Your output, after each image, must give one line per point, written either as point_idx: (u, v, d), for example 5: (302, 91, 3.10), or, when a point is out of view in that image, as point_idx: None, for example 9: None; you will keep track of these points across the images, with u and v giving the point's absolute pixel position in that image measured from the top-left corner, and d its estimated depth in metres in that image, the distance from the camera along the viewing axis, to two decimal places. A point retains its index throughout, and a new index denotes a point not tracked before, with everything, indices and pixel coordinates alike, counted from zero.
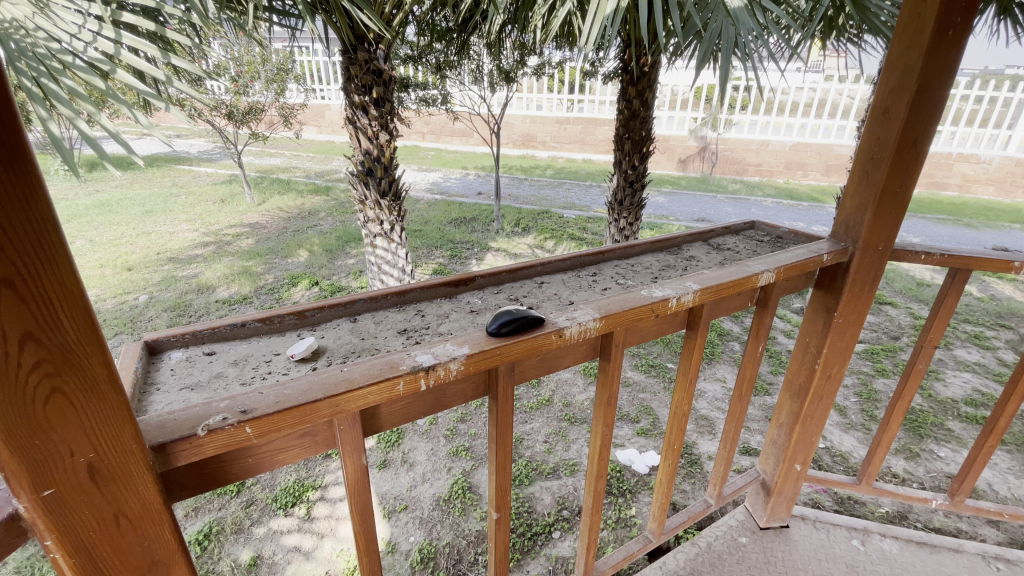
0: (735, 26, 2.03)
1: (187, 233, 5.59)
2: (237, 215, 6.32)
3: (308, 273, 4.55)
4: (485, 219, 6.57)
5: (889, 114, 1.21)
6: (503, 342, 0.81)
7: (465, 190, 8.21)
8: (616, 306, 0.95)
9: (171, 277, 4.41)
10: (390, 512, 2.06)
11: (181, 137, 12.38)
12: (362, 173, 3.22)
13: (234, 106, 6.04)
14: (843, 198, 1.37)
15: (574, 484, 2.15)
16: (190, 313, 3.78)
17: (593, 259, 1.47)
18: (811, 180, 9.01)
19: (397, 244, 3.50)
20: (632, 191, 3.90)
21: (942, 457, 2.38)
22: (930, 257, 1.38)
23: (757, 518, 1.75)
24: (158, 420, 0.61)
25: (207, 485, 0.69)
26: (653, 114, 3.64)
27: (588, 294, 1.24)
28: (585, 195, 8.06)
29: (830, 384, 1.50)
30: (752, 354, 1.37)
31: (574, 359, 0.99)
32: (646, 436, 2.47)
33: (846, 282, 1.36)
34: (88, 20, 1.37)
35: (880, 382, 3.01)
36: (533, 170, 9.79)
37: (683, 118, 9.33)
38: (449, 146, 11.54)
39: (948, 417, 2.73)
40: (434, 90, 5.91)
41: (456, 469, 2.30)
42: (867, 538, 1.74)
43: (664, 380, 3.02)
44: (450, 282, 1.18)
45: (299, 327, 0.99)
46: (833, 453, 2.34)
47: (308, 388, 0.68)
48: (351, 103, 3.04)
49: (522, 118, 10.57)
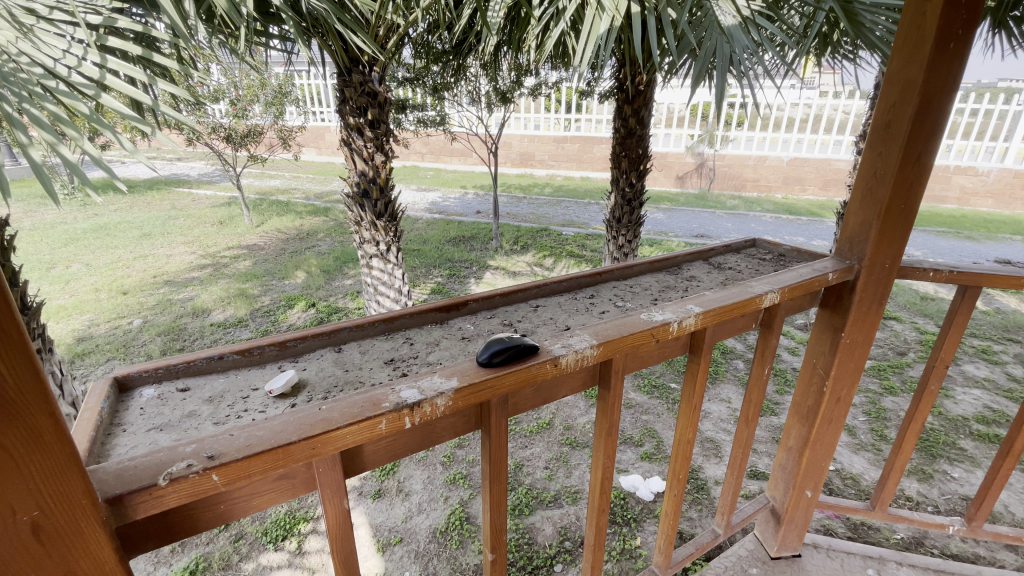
0: (729, 44, 2.03)
1: (184, 256, 5.58)
2: (235, 237, 6.31)
3: (305, 295, 4.52)
4: (484, 237, 6.56)
5: (892, 128, 1.18)
6: (494, 374, 0.77)
7: (463, 209, 8.23)
8: (614, 332, 0.91)
9: (166, 301, 4.38)
10: (384, 546, 1.98)
11: (181, 161, 12.50)
12: (358, 195, 3.21)
13: (233, 129, 6.09)
14: (846, 214, 1.33)
15: (575, 512, 2.07)
16: (184, 337, 3.73)
17: (590, 280, 1.43)
18: (809, 195, 9.03)
19: (393, 265, 3.47)
20: (630, 209, 3.88)
21: (956, 478, 2.30)
22: (939, 274, 1.34)
23: (767, 546, 1.67)
24: (116, 468, 0.56)
25: (172, 536, 0.64)
26: (649, 132, 3.65)
27: (585, 318, 1.20)
28: (583, 212, 8.07)
29: (839, 407, 1.45)
30: (758, 378, 1.31)
31: (571, 388, 0.94)
32: (650, 460, 2.40)
33: (853, 302, 1.31)
34: (73, 46, 1.36)
35: (888, 400, 2.94)
36: (531, 188, 9.84)
37: (680, 135, 9.40)
38: (447, 166, 11.62)
39: (959, 435, 2.65)
40: (431, 111, 5.96)
41: (454, 498, 2.23)
42: (883, 567, 1.66)
43: (667, 401, 2.95)
44: (441, 307, 1.15)
45: (280, 358, 0.96)
46: (844, 475, 2.26)
47: (282, 428, 0.64)
48: (346, 124, 3.04)
49: (519, 137, 10.67)
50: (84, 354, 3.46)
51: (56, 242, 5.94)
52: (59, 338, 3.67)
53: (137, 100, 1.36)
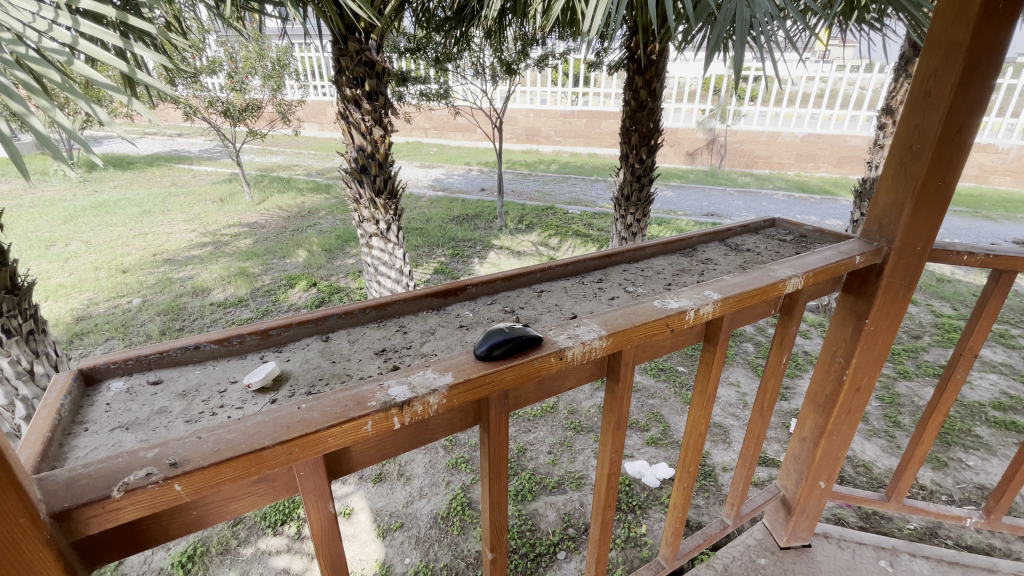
0: (750, 8, 1.88)
1: (184, 234, 5.52)
2: (237, 215, 6.24)
3: (306, 274, 4.46)
4: (488, 216, 6.46)
5: (931, 98, 1.08)
6: (494, 368, 0.69)
7: (467, 186, 8.11)
8: (625, 321, 0.83)
9: (166, 280, 4.34)
10: (385, 531, 1.96)
11: (182, 137, 12.37)
12: (356, 170, 3.11)
13: (232, 104, 5.94)
14: (876, 193, 1.24)
15: (580, 498, 2.03)
16: (184, 317, 3.70)
17: (599, 263, 1.35)
18: (822, 172, 8.82)
19: (394, 244, 3.40)
20: (640, 187, 3.76)
21: (972, 466, 2.24)
22: (974, 258, 1.24)
23: (776, 536, 1.62)
24: (67, 476, 0.49)
25: (136, 547, 0.58)
26: (660, 106, 3.49)
27: (593, 305, 1.13)
28: (589, 189, 7.93)
29: (859, 397, 1.38)
30: (775, 367, 1.24)
31: (577, 380, 0.87)
32: (657, 446, 2.35)
33: (880, 286, 1.22)
34: (44, 7, 1.19)
35: (903, 385, 2.87)
36: (537, 165, 9.66)
37: (691, 110, 9.12)
38: (452, 142, 11.43)
39: (975, 422, 2.59)
40: (434, 84, 5.80)
41: (455, 483, 2.20)
42: (896, 558, 1.61)
43: (674, 385, 2.90)
44: (438, 293, 1.09)
45: (263, 348, 0.93)
46: (857, 463, 2.21)
47: (256, 430, 0.57)
48: (343, 96, 2.93)
49: (525, 112, 10.42)
50: (83, 334, 3.43)
51: (55, 219, 5.89)
52: (58, 317, 3.65)
53: (115, 68, 1.22)
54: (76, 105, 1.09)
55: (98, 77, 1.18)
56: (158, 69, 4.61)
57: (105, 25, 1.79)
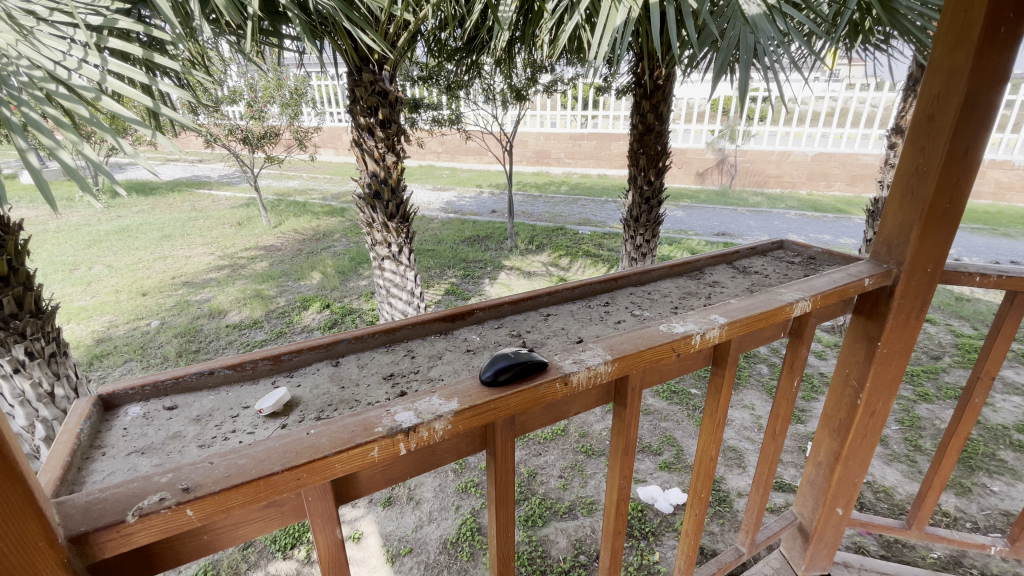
0: (754, 34, 1.90)
1: (203, 257, 5.66)
2: (253, 238, 6.38)
3: (319, 296, 4.52)
4: (499, 237, 6.52)
5: (936, 121, 1.08)
6: (498, 394, 0.70)
7: (479, 208, 8.20)
8: (630, 346, 0.84)
9: (184, 302, 4.44)
10: (394, 556, 1.94)
11: (203, 163, 12.84)
12: (369, 195, 3.17)
13: (250, 132, 6.15)
14: (883, 214, 1.23)
15: (591, 525, 2.00)
16: (201, 338, 3.77)
17: (605, 286, 1.36)
18: (835, 191, 8.78)
19: (406, 267, 3.44)
20: (649, 208, 3.78)
21: (997, 492, 2.16)
22: (986, 279, 1.22)
23: (794, 565, 1.57)
24: (85, 500, 0.51)
25: (148, 569, 0.59)
26: (668, 128, 3.52)
27: (599, 329, 1.14)
28: (600, 210, 7.97)
29: (875, 421, 1.35)
30: (787, 390, 1.24)
31: (583, 406, 0.87)
32: (670, 470, 2.32)
33: (891, 308, 1.21)
34: (75, 48, 1.26)
35: (923, 408, 2.79)
36: (547, 186, 9.76)
37: (700, 130, 9.21)
38: (463, 165, 11.62)
39: (999, 446, 2.51)
40: (446, 110, 5.94)
41: (465, 507, 2.19)
42: None
43: (687, 408, 2.86)
44: (445, 317, 1.11)
45: (275, 372, 0.95)
46: (876, 489, 2.15)
47: (266, 456, 0.58)
48: (357, 125, 3.01)
49: (535, 135, 10.59)
50: (103, 356, 3.52)
51: (80, 244, 6.09)
52: (80, 339, 3.74)
53: (141, 103, 1.28)
54: (102, 139, 1.14)
55: (124, 111, 1.23)
56: (180, 101, 4.82)
57: (131, 63, 1.92)
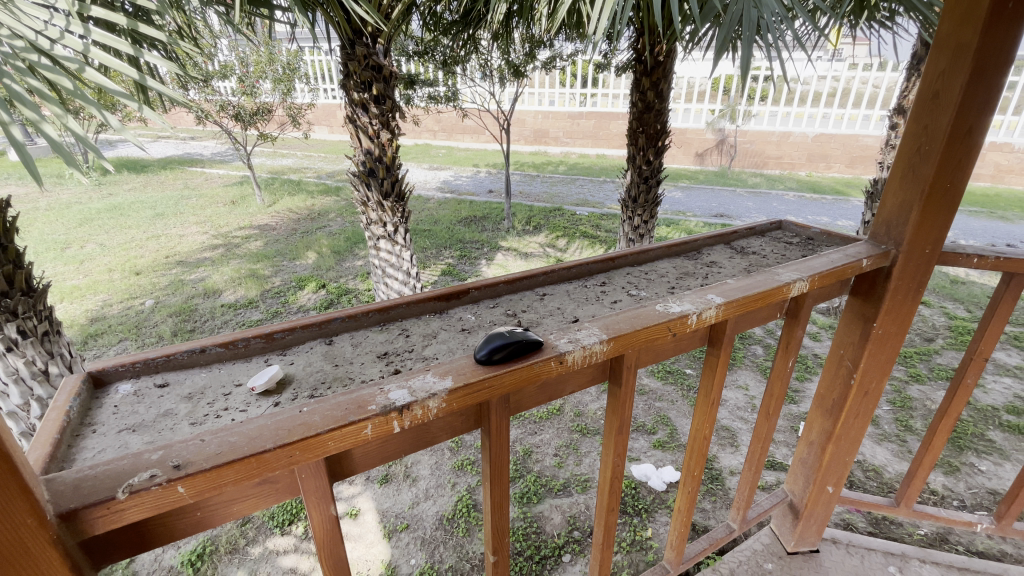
0: (758, 9, 1.83)
1: (197, 236, 5.61)
2: (247, 217, 6.32)
3: (315, 276, 4.50)
4: (496, 217, 6.48)
5: (939, 99, 1.06)
6: (493, 372, 0.70)
7: (476, 188, 8.13)
8: (626, 326, 0.83)
9: (178, 281, 4.42)
10: (391, 532, 1.97)
11: (195, 140, 12.64)
12: (364, 173, 3.12)
13: (243, 108, 5.99)
14: (883, 195, 1.22)
15: (585, 501, 2.03)
16: (196, 318, 3.76)
17: (602, 266, 1.35)
18: (834, 172, 8.72)
19: (402, 247, 3.41)
20: (647, 188, 3.74)
21: (984, 471, 2.20)
22: (984, 261, 1.21)
23: (784, 541, 1.60)
24: (74, 477, 0.51)
25: (141, 546, 0.59)
26: (668, 106, 3.46)
27: (595, 309, 1.13)
28: (598, 191, 7.92)
29: (867, 401, 1.36)
30: (781, 371, 1.24)
31: (578, 384, 0.87)
32: (664, 449, 2.35)
33: (888, 289, 1.21)
34: (57, 15, 1.21)
35: (915, 389, 2.83)
36: (545, 166, 9.67)
37: (700, 110, 9.10)
38: (460, 144, 11.47)
39: (989, 426, 2.54)
40: (442, 87, 5.83)
41: (461, 484, 2.21)
42: (905, 564, 1.55)
43: (682, 388, 2.89)
44: (441, 296, 1.10)
45: (267, 351, 0.94)
46: (866, 467, 2.18)
47: (258, 433, 0.57)
48: (351, 100, 2.95)
49: (533, 113, 10.42)
50: (97, 335, 3.51)
51: (71, 222, 6.01)
52: (73, 318, 3.72)
53: (126, 76, 1.24)
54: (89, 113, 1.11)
55: (110, 85, 1.19)
56: (169, 75, 4.71)
57: (116, 34, 1.86)
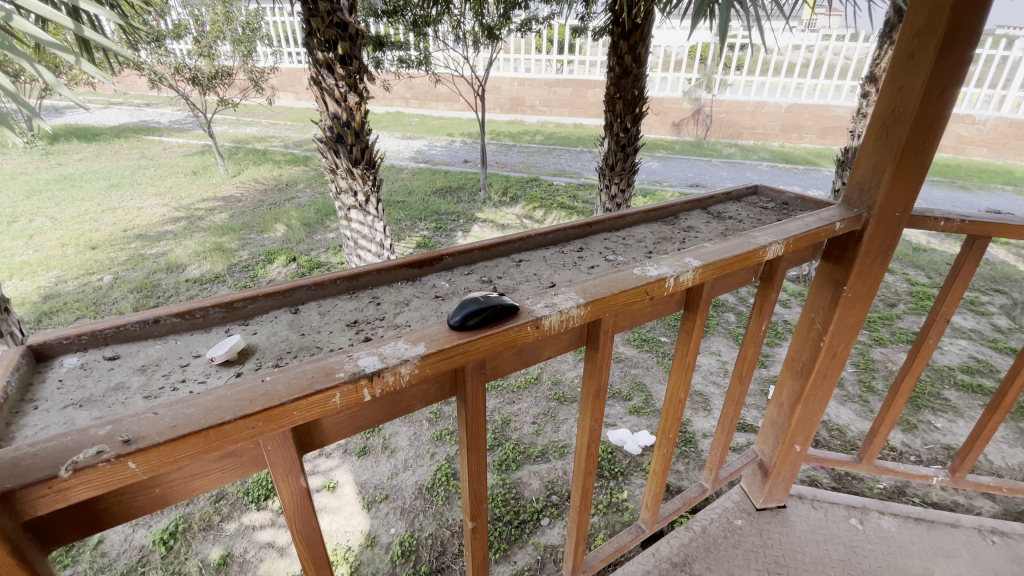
0: None
1: (157, 208, 5.35)
2: (211, 189, 6.05)
3: (284, 249, 4.36)
4: (471, 188, 6.37)
5: (915, 59, 1.05)
6: (467, 338, 0.67)
7: (450, 158, 7.95)
8: (603, 290, 0.81)
9: (139, 256, 4.22)
10: (370, 503, 1.97)
11: (152, 107, 11.95)
12: (331, 139, 3.00)
13: (199, 71, 5.63)
14: (857, 159, 1.22)
15: (562, 467, 2.07)
16: (159, 294, 3.62)
17: (580, 232, 1.33)
18: (806, 143, 8.83)
19: (374, 217, 3.32)
20: (624, 156, 3.71)
21: (940, 428, 2.32)
22: (950, 224, 1.23)
23: (753, 498, 1.65)
24: (12, 456, 0.47)
25: (94, 525, 0.55)
26: (645, 72, 3.40)
27: (573, 274, 1.11)
28: (575, 161, 7.84)
29: (835, 363, 1.39)
30: (754, 334, 1.26)
31: (555, 350, 0.86)
32: (639, 414, 2.39)
33: (859, 253, 1.22)
34: None
35: (877, 351, 2.94)
36: (521, 136, 9.50)
37: (677, 79, 9.04)
38: (433, 112, 11.14)
39: (945, 386, 2.67)
40: (414, 51, 5.61)
41: (440, 454, 2.22)
42: (865, 516, 1.62)
43: (657, 355, 2.94)
44: (413, 263, 1.06)
45: (228, 321, 0.90)
46: (831, 427, 2.27)
47: (217, 405, 0.54)
48: (315, 61, 2.80)
49: (508, 81, 10.16)
50: (53, 313, 3.34)
51: (17, 194, 5.65)
52: (25, 296, 3.53)
53: (61, 26, 1.11)
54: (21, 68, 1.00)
55: (42, 36, 1.07)
56: (117, 34, 4.38)
57: None
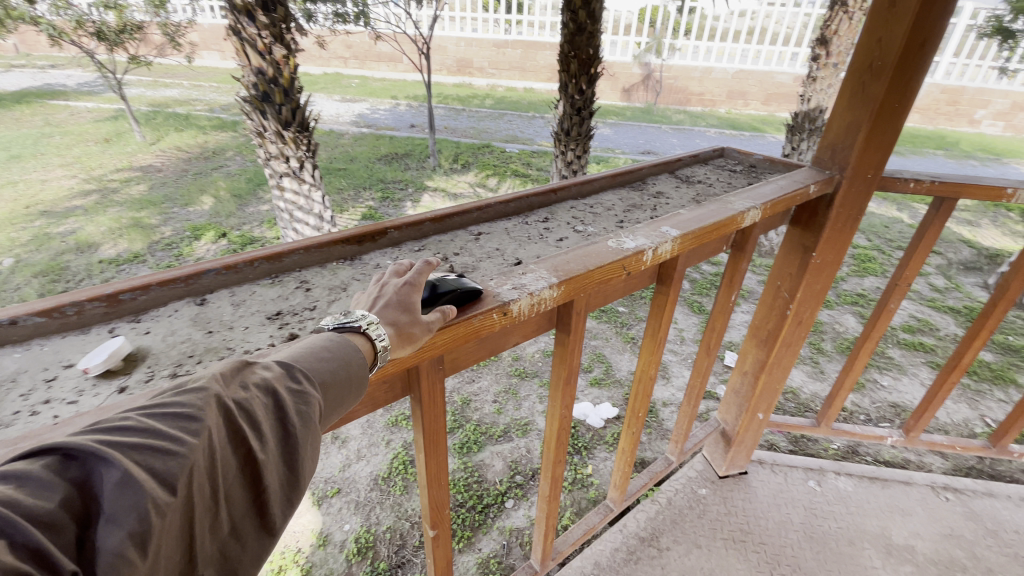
0: None
1: (61, 180, 4.77)
2: (126, 158, 5.44)
3: (213, 224, 3.98)
4: (419, 155, 6.06)
5: (897, 6, 0.98)
6: (423, 332, 0.55)
7: (396, 123, 7.54)
8: (577, 266, 0.70)
9: (42, 235, 3.75)
10: (321, 499, 1.84)
11: (52, 65, 10.61)
12: (257, 97, 2.68)
13: (106, 24, 4.99)
14: (829, 117, 1.16)
15: (526, 445, 2.01)
16: (68, 278, 3.22)
17: (544, 200, 1.21)
18: (751, 109, 9.00)
19: (310, 185, 3.05)
20: (579, 120, 3.59)
21: (885, 386, 2.44)
22: (919, 186, 1.20)
23: (716, 466, 1.65)
24: None
25: None
26: (599, 30, 3.26)
27: (540, 248, 1.00)
28: (526, 127, 7.63)
29: (800, 330, 1.37)
30: (723, 305, 1.20)
31: (523, 335, 0.75)
32: (600, 386, 2.37)
33: (829, 217, 1.17)
34: None
35: (825, 313, 3.05)
36: (471, 100, 9.12)
37: (627, 43, 8.91)
38: (375, 74, 10.50)
39: (888, 345, 2.81)
40: (350, 3, 5.16)
41: (396, 441, 2.11)
42: (822, 478, 1.66)
43: (616, 325, 2.92)
44: (351, 239, 0.91)
45: (114, 319, 0.73)
46: (786, 390, 2.33)
47: None
48: (233, 6, 2.47)
49: (455, 41, 9.67)
50: None
51: None
52: None
53: None
54: None
55: None
56: None
57: None
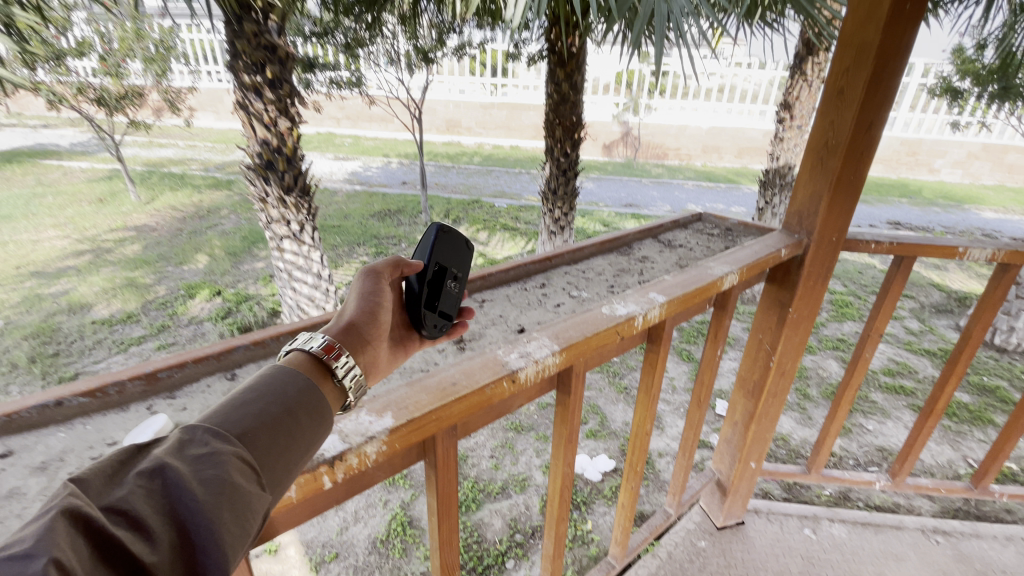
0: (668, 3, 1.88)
1: (55, 242, 4.81)
2: (120, 217, 5.52)
3: (207, 282, 4.02)
4: (411, 211, 6.24)
5: (844, 95, 1.12)
6: (439, 402, 0.60)
7: (387, 179, 7.78)
8: (576, 333, 0.78)
9: (35, 298, 3.76)
10: (318, 564, 1.81)
11: (49, 128, 10.85)
12: (260, 166, 2.81)
13: (106, 90, 5.20)
14: (795, 187, 1.29)
15: (524, 502, 2.01)
16: (59, 341, 3.21)
17: (540, 267, 1.30)
18: (726, 162, 9.48)
19: (309, 246, 3.13)
20: (566, 179, 3.78)
21: (872, 430, 2.50)
22: (880, 246, 1.32)
23: (713, 517, 1.67)
24: None
25: None
26: (582, 98, 3.51)
27: (540, 314, 1.09)
28: (513, 181, 7.92)
29: (784, 381, 1.44)
30: (710, 360, 1.27)
31: (527, 398, 0.80)
32: (596, 438, 2.39)
33: (801, 276, 1.27)
34: None
35: (809, 358, 3.14)
36: (459, 157, 9.48)
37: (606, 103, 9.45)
38: (367, 132, 10.90)
39: (871, 389, 2.89)
40: (345, 72, 5.47)
41: (394, 501, 2.09)
42: (818, 525, 1.69)
43: (608, 375, 2.97)
44: None
45: None
46: (777, 437, 2.38)
47: None
48: (241, 84, 2.64)
49: (443, 103, 10.16)
50: None
51: None
52: None
53: None
54: None
55: None
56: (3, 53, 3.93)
57: None
